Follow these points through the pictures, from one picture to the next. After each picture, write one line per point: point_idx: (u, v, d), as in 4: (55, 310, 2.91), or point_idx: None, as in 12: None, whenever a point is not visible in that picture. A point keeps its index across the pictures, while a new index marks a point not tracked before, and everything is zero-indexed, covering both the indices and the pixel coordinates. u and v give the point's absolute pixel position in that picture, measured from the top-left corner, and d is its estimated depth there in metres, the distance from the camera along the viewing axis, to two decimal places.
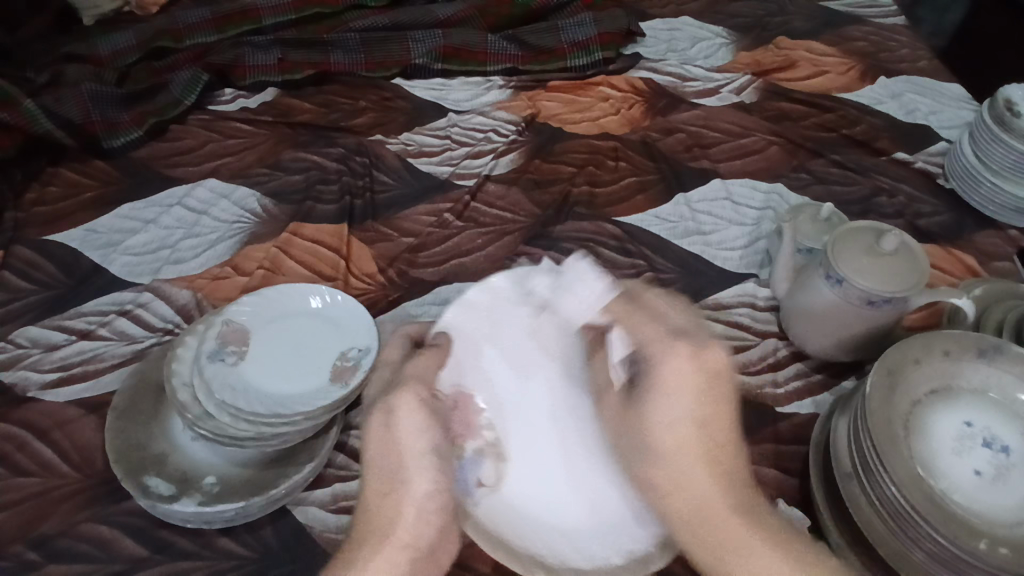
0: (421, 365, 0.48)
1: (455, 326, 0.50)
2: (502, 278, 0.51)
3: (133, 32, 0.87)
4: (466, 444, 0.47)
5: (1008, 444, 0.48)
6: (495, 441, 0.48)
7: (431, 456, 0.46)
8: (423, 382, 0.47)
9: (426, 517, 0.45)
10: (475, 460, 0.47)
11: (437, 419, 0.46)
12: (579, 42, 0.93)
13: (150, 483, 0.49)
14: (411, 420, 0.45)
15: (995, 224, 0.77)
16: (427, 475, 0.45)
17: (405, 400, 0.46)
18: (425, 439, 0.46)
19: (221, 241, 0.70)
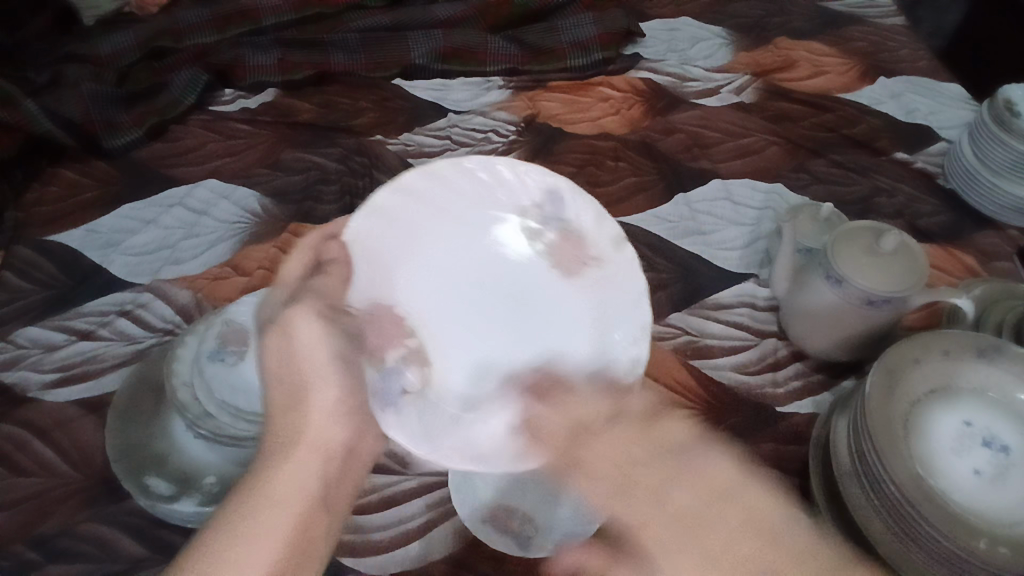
0: (326, 283, 0.48)
1: (375, 231, 0.49)
2: (415, 175, 0.50)
3: (132, 31, 0.87)
4: (389, 354, 0.49)
5: (1008, 443, 0.48)
6: (414, 347, 0.51)
7: (336, 360, 0.47)
8: (327, 299, 0.47)
9: (336, 419, 0.47)
10: (398, 371, 0.49)
11: (339, 334, 0.47)
12: (579, 42, 0.93)
13: (150, 483, 0.49)
14: (309, 330, 0.46)
15: (995, 224, 0.77)
16: (335, 379, 0.47)
17: (303, 314, 0.47)
18: (326, 350, 0.47)
19: (220, 241, 0.70)
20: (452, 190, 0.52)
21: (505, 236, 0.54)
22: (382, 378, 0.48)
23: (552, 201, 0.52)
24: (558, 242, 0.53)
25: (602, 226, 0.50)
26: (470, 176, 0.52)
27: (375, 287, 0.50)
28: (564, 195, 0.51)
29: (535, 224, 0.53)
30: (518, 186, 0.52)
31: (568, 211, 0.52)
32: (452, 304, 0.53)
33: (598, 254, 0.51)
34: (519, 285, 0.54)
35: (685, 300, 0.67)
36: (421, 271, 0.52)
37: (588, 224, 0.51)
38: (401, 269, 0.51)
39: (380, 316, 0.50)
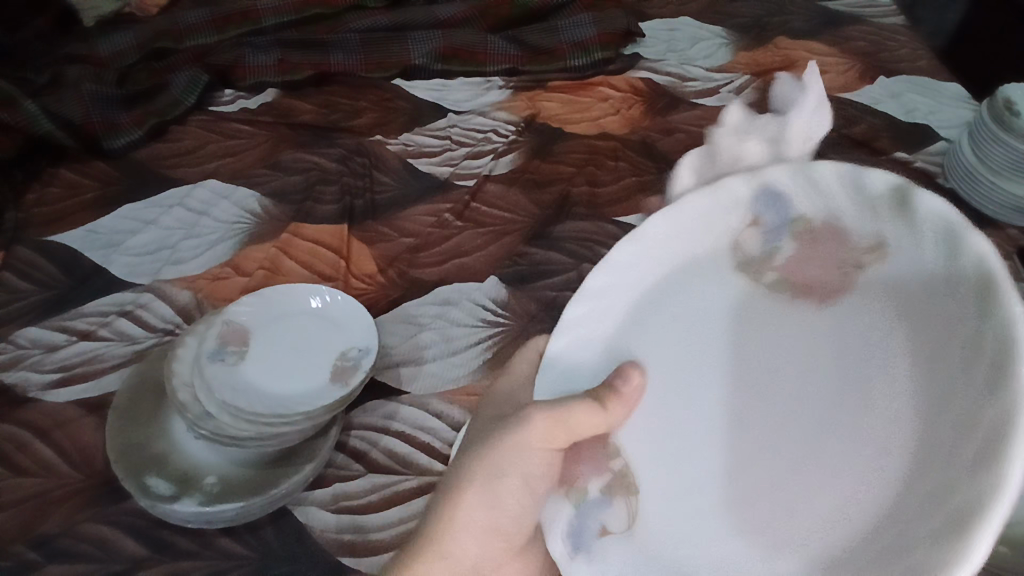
0: (583, 421, 0.34)
1: (604, 373, 0.35)
2: (665, 215, 0.34)
3: (134, 33, 0.88)
4: (591, 481, 0.35)
5: None
6: (621, 471, 0.34)
7: (521, 480, 0.38)
8: (568, 431, 0.35)
9: (480, 536, 0.39)
10: (603, 500, 0.33)
11: (551, 486, 0.37)
12: (579, 42, 0.93)
13: (150, 483, 0.49)
14: (534, 459, 0.37)
15: (994, 224, 0.77)
16: (512, 498, 0.38)
17: (535, 430, 0.37)
18: (532, 468, 0.37)
19: (221, 241, 0.70)
20: (627, 275, 0.35)
21: (655, 253, 0.34)
22: (579, 514, 0.34)
23: (769, 196, 0.33)
24: (806, 228, 0.32)
25: (731, 187, 0.34)
26: (717, 195, 0.34)
27: (643, 438, 0.35)
28: (787, 183, 0.32)
29: (756, 245, 0.34)
30: (686, 221, 0.34)
31: (782, 177, 0.33)
32: (760, 498, 0.31)
33: (855, 234, 0.30)
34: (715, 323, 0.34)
35: None
36: (656, 421, 0.35)
37: (817, 184, 0.32)
38: (616, 332, 0.35)
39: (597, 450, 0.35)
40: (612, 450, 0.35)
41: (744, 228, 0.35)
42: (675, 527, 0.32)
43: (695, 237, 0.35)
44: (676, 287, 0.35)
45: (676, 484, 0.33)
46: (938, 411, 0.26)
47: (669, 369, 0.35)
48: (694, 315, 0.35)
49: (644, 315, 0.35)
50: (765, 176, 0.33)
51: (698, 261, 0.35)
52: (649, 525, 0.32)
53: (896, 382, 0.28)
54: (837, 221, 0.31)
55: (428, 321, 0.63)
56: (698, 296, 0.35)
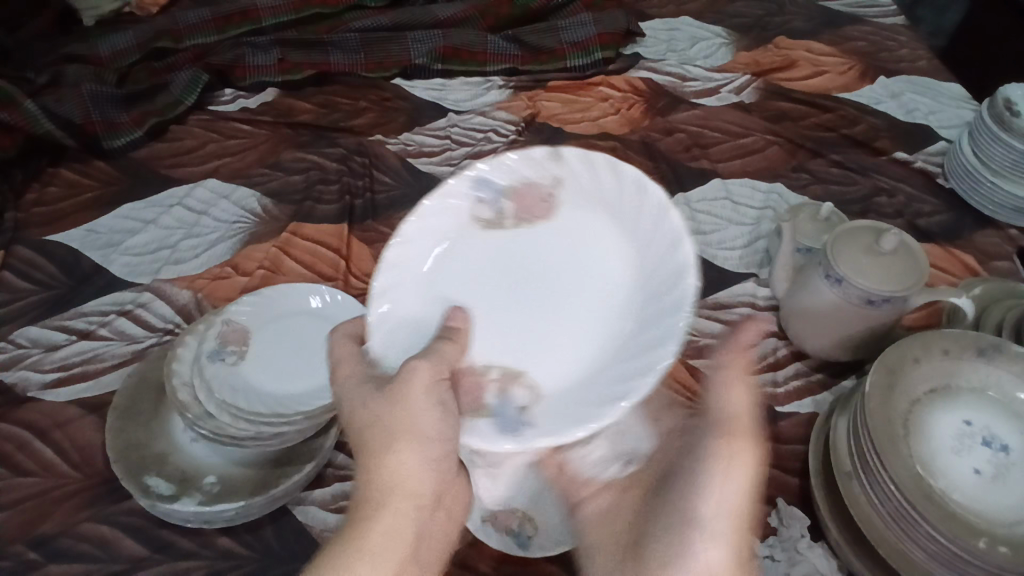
0: (448, 348, 0.46)
1: (433, 318, 0.51)
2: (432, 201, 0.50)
3: (132, 32, 0.88)
4: (486, 395, 0.48)
5: (1008, 443, 0.48)
6: (501, 376, 0.50)
7: (438, 409, 0.43)
8: (445, 361, 0.45)
9: (431, 467, 0.42)
10: (503, 400, 0.48)
11: (451, 400, 0.44)
12: (579, 43, 0.93)
13: (150, 483, 0.49)
14: (423, 384, 0.43)
15: (995, 224, 0.77)
16: (432, 436, 0.42)
17: (420, 366, 0.43)
18: (433, 394, 0.43)
19: (220, 241, 0.70)
20: (440, 227, 0.51)
21: (462, 236, 0.52)
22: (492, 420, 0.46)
23: (478, 185, 0.51)
24: (517, 202, 0.52)
25: (526, 158, 0.51)
26: (460, 202, 0.51)
27: (490, 343, 0.51)
28: (489, 173, 0.51)
29: (489, 213, 0.52)
30: (453, 195, 0.51)
31: (494, 175, 0.51)
32: (545, 352, 0.51)
33: (549, 190, 0.52)
34: (511, 266, 0.53)
35: None
36: (489, 330, 0.51)
37: (518, 167, 0.51)
38: (453, 292, 0.52)
39: (477, 378, 0.49)
40: (483, 368, 0.50)
41: (475, 207, 0.52)
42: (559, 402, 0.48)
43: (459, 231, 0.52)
44: (479, 252, 0.53)
45: (509, 350, 0.51)
46: (647, 271, 0.50)
47: (486, 288, 0.52)
48: (497, 250, 0.53)
49: (449, 256, 0.52)
50: (478, 184, 0.51)
51: (464, 232, 0.52)
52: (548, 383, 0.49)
53: (617, 284, 0.51)
54: (546, 180, 0.51)
55: None
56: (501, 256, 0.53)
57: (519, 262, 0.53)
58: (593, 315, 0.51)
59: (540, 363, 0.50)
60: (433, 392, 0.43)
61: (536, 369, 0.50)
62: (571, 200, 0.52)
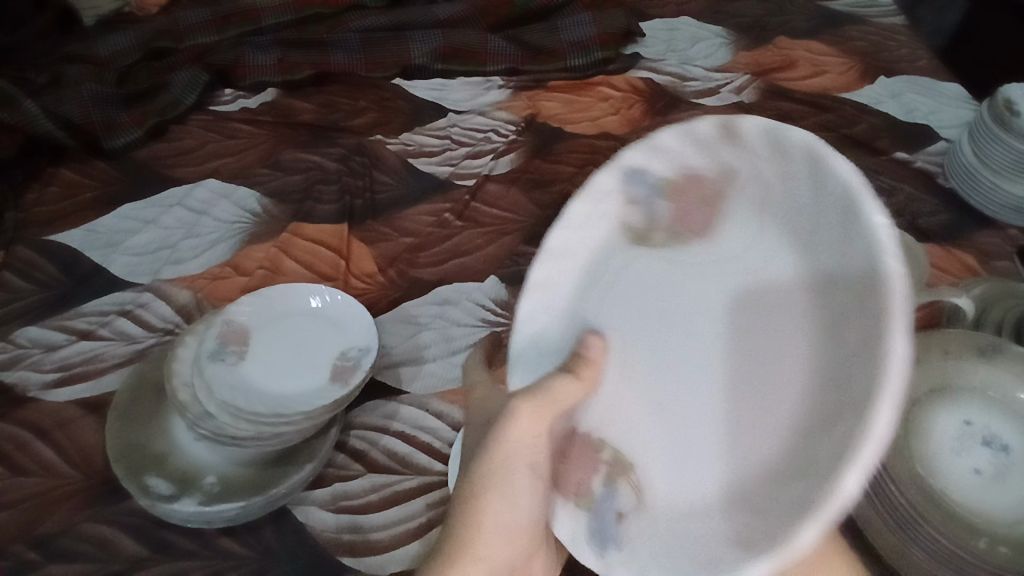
0: (561, 387, 0.40)
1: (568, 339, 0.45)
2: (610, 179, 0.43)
3: (133, 33, 0.88)
4: (591, 481, 0.42)
5: (1008, 442, 0.48)
6: (612, 460, 0.42)
7: (526, 470, 0.38)
8: (553, 405, 0.39)
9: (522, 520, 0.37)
10: (609, 492, 0.41)
11: (542, 465, 0.38)
12: (578, 43, 0.93)
13: (150, 483, 0.49)
14: (531, 431, 0.38)
15: (995, 224, 0.76)
16: (524, 497, 0.37)
17: (529, 411, 0.38)
18: (535, 450, 0.38)
19: (221, 241, 0.70)
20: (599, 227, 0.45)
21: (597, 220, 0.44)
22: (592, 515, 0.41)
23: (633, 173, 0.43)
24: (676, 201, 0.42)
25: (690, 133, 0.40)
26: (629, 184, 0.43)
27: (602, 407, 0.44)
28: (646, 164, 0.42)
29: (640, 219, 0.44)
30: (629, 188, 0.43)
31: (651, 163, 0.42)
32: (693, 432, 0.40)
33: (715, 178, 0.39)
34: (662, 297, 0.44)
35: None
36: (628, 372, 0.44)
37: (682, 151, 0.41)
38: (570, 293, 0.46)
39: (587, 450, 0.43)
40: (597, 445, 0.43)
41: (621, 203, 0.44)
42: (663, 471, 0.41)
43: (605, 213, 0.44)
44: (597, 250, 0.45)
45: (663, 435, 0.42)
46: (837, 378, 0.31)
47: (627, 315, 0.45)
48: (639, 287, 0.45)
49: (599, 277, 0.45)
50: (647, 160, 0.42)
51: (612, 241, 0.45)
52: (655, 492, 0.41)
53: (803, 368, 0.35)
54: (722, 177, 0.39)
55: (428, 321, 0.63)
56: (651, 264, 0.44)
57: (657, 302, 0.44)
58: (740, 403, 0.39)
59: (656, 470, 0.41)
60: (538, 448, 0.38)
61: (657, 476, 0.41)
62: (743, 201, 0.39)
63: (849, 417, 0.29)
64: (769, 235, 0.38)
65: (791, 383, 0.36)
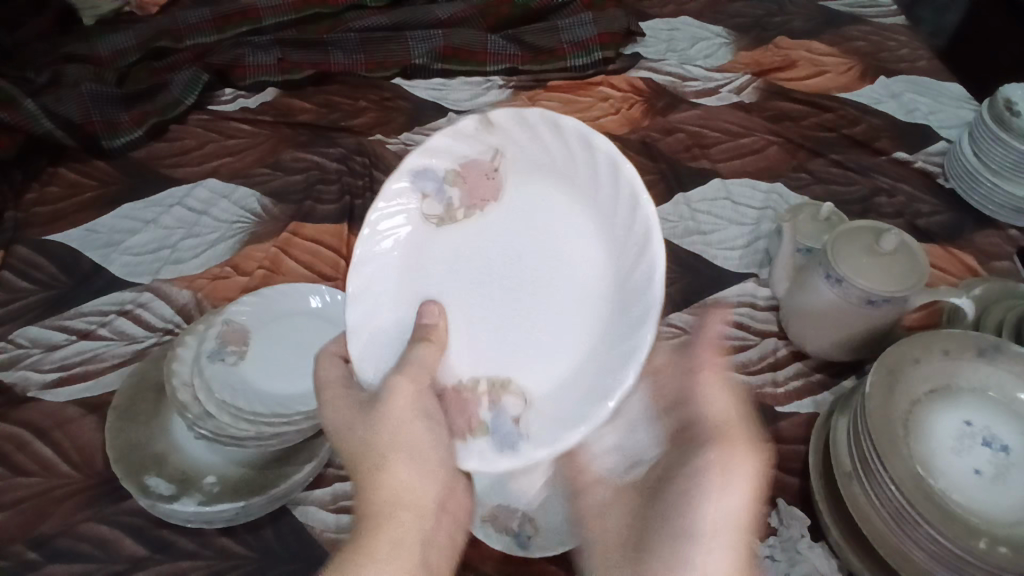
0: (424, 353, 0.47)
1: (409, 320, 0.50)
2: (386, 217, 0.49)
3: (133, 33, 0.88)
4: (478, 411, 0.48)
5: (1008, 443, 0.48)
6: (501, 386, 0.49)
7: (425, 421, 0.46)
8: (424, 372, 0.46)
9: (427, 474, 0.45)
10: (497, 411, 0.47)
11: (434, 408, 0.46)
12: (579, 43, 0.93)
13: (150, 482, 0.49)
14: (406, 396, 0.45)
15: (995, 224, 0.77)
16: (427, 445, 0.45)
17: (402, 381, 0.46)
18: (420, 412, 0.46)
19: (221, 240, 0.70)
20: (408, 232, 0.50)
21: (388, 237, 0.50)
22: (492, 434, 0.47)
23: (422, 180, 0.49)
24: (462, 180, 0.49)
25: (457, 133, 0.47)
26: (400, 199, 0.49)
27: (466, 356, 0.50)
28: (425, 164, 0.49)
29: (437, 207, 0.50)
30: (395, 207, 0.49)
31: (433, 162, 0.49)
32: (523, 347, 0.49)
33: (493, 163, 0.49)
34: (484, 250, 0.50)
35: (685, 299, 0.67)
36: (467, 316, 0.50)
37: (455, 148, 0.48)
38: (407, 282, 0.50)
39: (465, 394, 0.49)
40: (471, 385, 0.49)
41: (422, 202, 0.50)
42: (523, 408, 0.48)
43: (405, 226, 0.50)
44: (410, 248, 0.50)
45: (488, 353, 0.49)
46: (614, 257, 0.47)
47: (455, 276, 0.51)
48: (473, 246, 0.50)
49: (416, 265, 0.50)
50: (424, 178, 0.49)
51: (418, 232, 0.50)
52: (536, 389, 0.48)
53: (594, 269, 0.48)
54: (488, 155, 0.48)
55: None
56: (473, 233, 0.50)
57: (486, 252, 0.50)
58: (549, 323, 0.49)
59: (530, 372, 0.49)
60: (421, 406, 0.46)
61: (525, 376, 0.49)
62: (518, 168, 0.49)
63: (630, 299, 0.45)
64: (548, 198, 0.49)
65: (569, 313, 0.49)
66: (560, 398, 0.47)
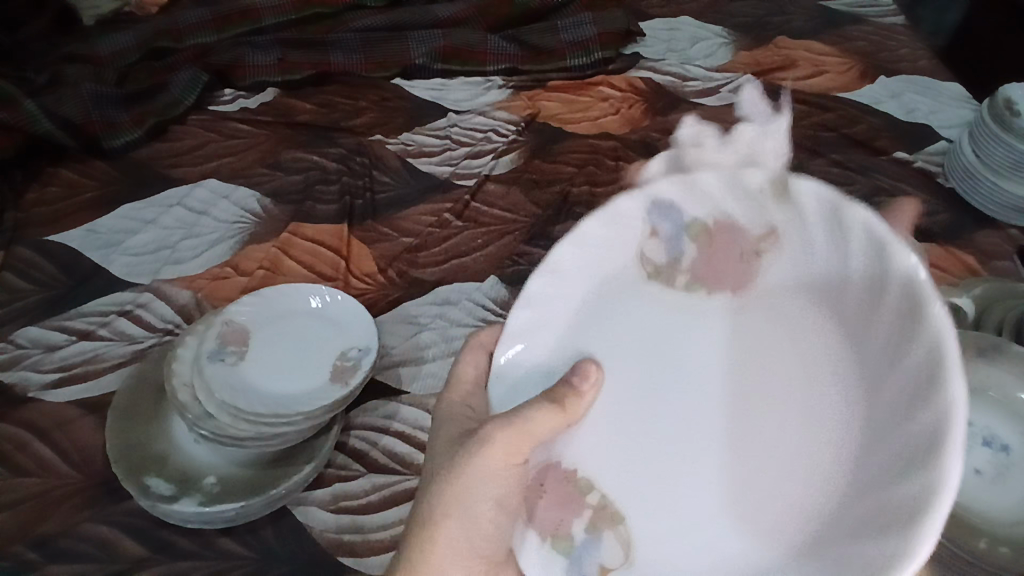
0: (539, 417, 0.38)
1: (557, 366, 0.42)
2: (598, 222, 0.42)
3: (133, 33, 0.88)
4: (572, 524, 0.38)
5: (1008, 443, 0.48)
6: (598, 503, 0.40)
7: (495, 508, 0.40)
8: (530, 436, 0.38)
9: (476, 542, 0.41)
10: (589, 541, 0.38)
11: (514, 493, 0.39)
12: (579, 43, 0.93)
13: (150, 483, 0.49)
14: (492, 466, 0.39)
15: (995, 224, 0.76)
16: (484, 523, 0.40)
17: (498, 448, 0.39)
18: (493, 489, 0.39)
19: (221, 241, 0.70)
20: (610, 255, 0.43)
21: (611, 236, 0.43)
22: (571, 563, 0.37)
23: (659, 212, 0.43)
24: (710, 236, 0.42)
25: (733, 183, 0.41)
26: (643, 218, 0.43)
27: (585, 450, 0.41)
28: (676, 199, 0.42)
29: (662, 257, 0.43)
30: (593, 247, 0.43)
31: (685, 202, 0.43)
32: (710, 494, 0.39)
33: (751, 243, 0.41)
34: (649, 330, 0.44)
35: None
36: (609, 417, 0.42)
37: (720, 195, 0.42)
38: (586, 344, 0.43)
39: (570, 489, 0.40)
40: (585, 485, 0.40)
41: (647, 240, 0.43)
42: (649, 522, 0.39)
43: (615, 237, 0.43)
44: (636, 304, 0.44)
45: (652, 492, 0.40)
46: (840, 343, 0.36)
47: (625, 350, 0.44)
48: (646, 326, 0.44)
49: (597, 304, 0.44)
50: (664, 219, 0.43)
51: (625, 272, 0.44)
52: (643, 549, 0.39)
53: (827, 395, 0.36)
54: (765, 233, 0.40)
55: (428, 321, 0.63)
56: (625, 292, 0.44)
57: (643, 334, 0.44)
58: (704, 447, 0.41)
59: (646, 514, 0.40)
60: (495, 479, 0.39)
61: (684, 499, 0.40)
62: (773, 244, 0.40)
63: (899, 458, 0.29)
64: (782, 287, 0.40)
65: (723, 459, 0.40)
66: (687, 555, 0.38)
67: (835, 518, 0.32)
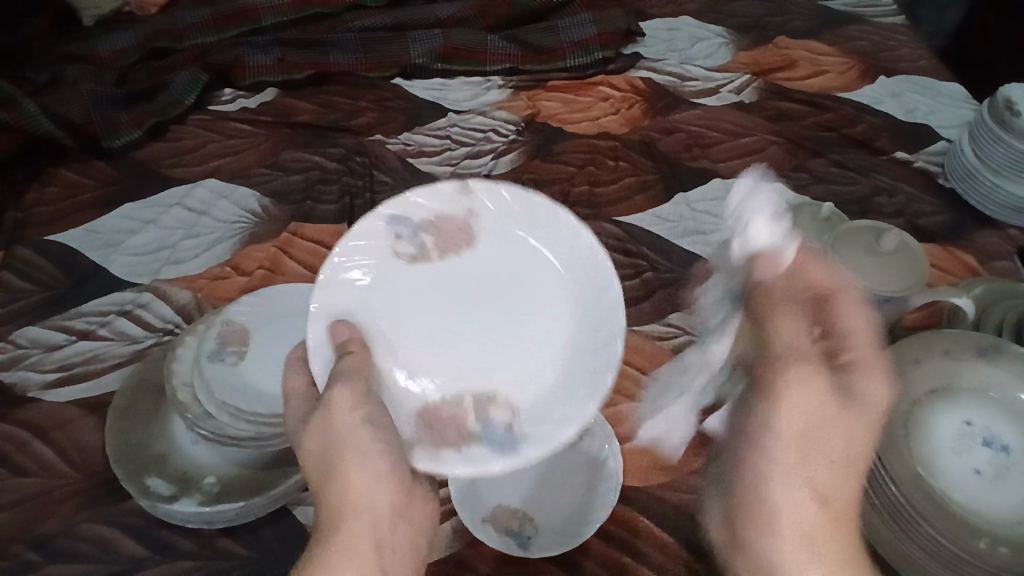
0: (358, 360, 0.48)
1: (325, 338, 0.49)
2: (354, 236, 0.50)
3: (133, 33, 0.88)
4: (467, 421, 0.49)
5: (1008, 443, 0.48)
6: (469, 406, 0.50)
7: (370, 427, 0.46)
8: (361, 379, 0.47)
9: (379, 483, 0.45)
10: (484, 421, 0.50)
11: (383, 422, 0.47)
12: (579, 42, 0.93)
13: (150, 483, 0.49)
14: (353, 411, 0.46)
15: (995, 224, 0.77)
16: (376, 459, 0.45)
17: (348, 394, 0.46)
18: (361, 413, 0.46)
19: (220, 240, 0.70)
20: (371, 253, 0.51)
21: (354, 254, 0.51)
22: (487, 442, 0.48)
23: (395, 223, 0.52)
24: (435, 226, 0.52)
25: (435, 193, 0.52)
26: (380, 234, 0.51)
27: (418, 380, 0.51)
28: (405, 209, 0.52)
29: (410, 247, 0.52)
30: (352, 248, 0.51)
31: (412, 209, 0.52)
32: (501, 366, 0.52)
33: (464, 215, 0.52)
34: (446, 279, 0.53)
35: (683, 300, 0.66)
36: (435, 338, 0.52)
37: (436, 203, 0.52)
38: (380, 323, 0.52)
39: (451, 412, 0.50)
40: (452, 402, 0.51)
41: (393, 242, 0.52)
42: (487, 426, 0.49)
43: (359, 251, 0.51)
44: (408, 280, 0.53)
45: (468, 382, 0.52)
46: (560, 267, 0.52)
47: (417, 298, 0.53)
48: (444, 277, 0.53)
49: (371, 289, 0.52)
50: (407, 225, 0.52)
51: (384, 266, 0.52)
52: (520, 398, 0.51)
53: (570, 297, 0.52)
54: (460, 207, 0.52)
55: None
56: (417, 279, 0.53)
57: (448, 278, 0.53)
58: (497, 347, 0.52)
59: (504, 388, 0.51)
60: (365, 408, 0.46)
61: (503, 389, 0.51)
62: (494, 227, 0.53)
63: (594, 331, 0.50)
64: (502, 220, 0.53)
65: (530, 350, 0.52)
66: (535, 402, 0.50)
67: (596, 380, 0.48)
